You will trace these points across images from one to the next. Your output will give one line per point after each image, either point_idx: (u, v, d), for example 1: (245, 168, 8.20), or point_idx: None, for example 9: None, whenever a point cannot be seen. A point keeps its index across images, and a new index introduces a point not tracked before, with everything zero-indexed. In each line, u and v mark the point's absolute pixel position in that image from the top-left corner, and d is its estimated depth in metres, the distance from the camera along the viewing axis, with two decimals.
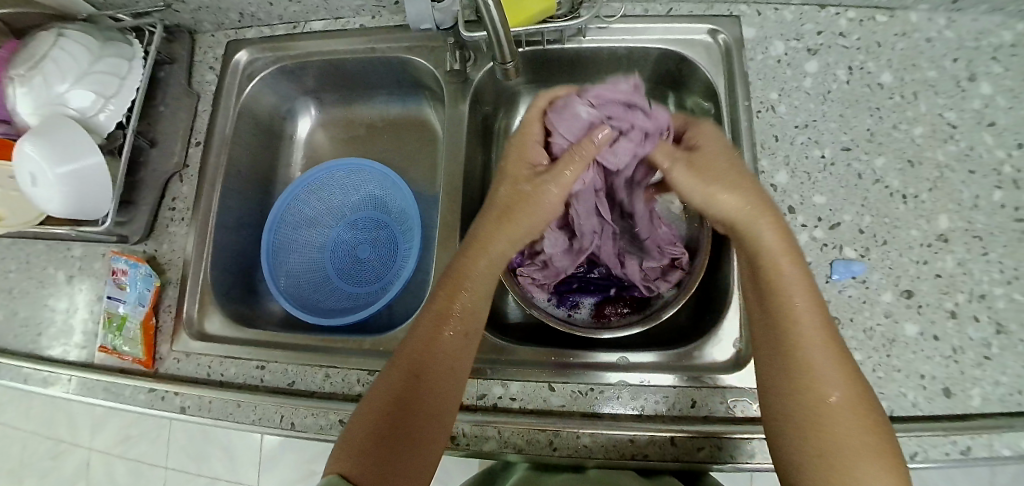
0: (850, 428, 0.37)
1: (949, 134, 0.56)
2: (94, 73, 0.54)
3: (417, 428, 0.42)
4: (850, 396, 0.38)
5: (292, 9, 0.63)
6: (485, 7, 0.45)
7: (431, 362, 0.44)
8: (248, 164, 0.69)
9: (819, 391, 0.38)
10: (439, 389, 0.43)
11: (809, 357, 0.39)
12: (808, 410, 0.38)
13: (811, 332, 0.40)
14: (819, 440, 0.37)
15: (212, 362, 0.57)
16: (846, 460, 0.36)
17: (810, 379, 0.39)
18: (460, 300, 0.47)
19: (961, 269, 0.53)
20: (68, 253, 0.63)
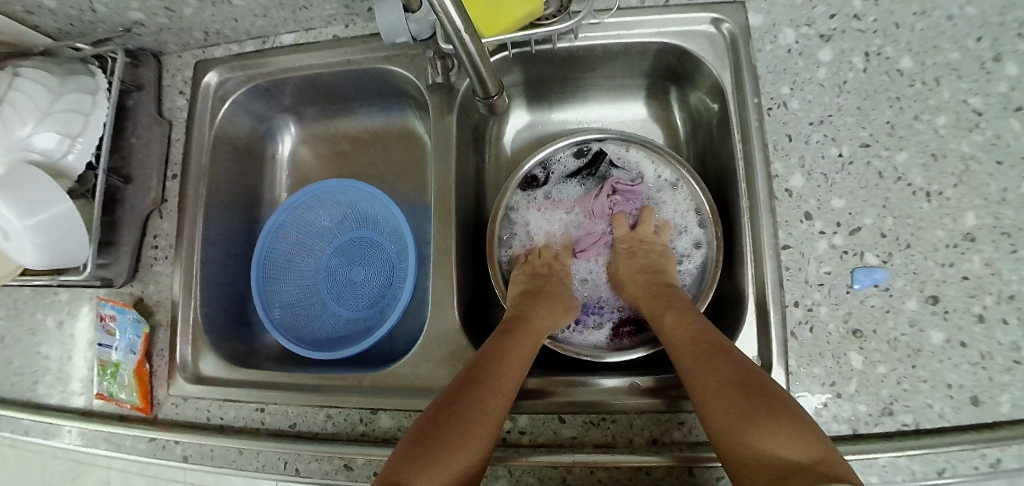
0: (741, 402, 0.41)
1: (976, 123, 0.52)
2: (56, 112, 0.50)
3: (466, 432, 0.41)
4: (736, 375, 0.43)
5: (259, 24, 0.59)
6: (460, 43, 0.39)
7: (486, 374, 0.45)
8: (230, 193, 0.65)
9: (709, 378, 0.44)
10: (489, 401, 0.44)
11: (693, 355, 0.46)
12: (708, 396, 0.43)
13: (692, 338, 0.48)
14: (721, 417, 0.41)
15: (210, 407, 0.55)
16: (741, 430, 0.40)
17: (698, 372, 0.45)
18: (520, 333, 0.51)
19: (989, 270, 0.50)
20: (54, 298, 0.61)
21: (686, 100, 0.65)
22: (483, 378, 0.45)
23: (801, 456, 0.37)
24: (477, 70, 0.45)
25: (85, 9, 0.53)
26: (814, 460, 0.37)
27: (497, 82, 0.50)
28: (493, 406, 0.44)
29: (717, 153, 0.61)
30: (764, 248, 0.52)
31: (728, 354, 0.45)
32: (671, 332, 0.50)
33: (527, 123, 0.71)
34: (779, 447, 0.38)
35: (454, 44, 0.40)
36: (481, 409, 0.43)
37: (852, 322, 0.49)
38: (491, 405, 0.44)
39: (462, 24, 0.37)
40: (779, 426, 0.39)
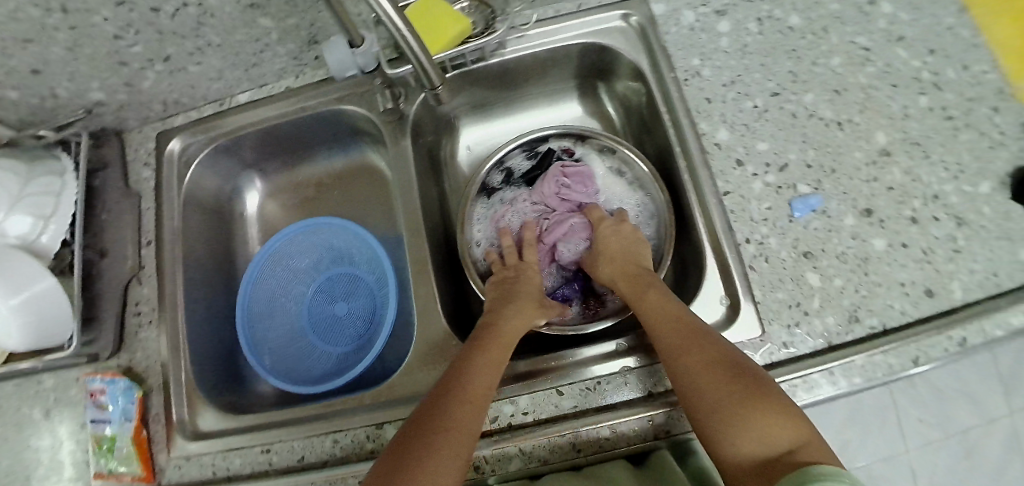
0: (730, 393, 0.41)
1: (865, 57, 0.60)
2: (28, 196, 0.53)
3: (444, 448, 0.41)
4: (724, 367, 0.43)
5: (215, 87, 0.63)
6: (402, 40, 0.45)
7: (460, 389, 0.45)
8: (205, 251, 0.67)
9: (697, 372, 0.44)
10: (468, 416, 0.44)
11: (680, 346, 0.46)
12: (696, 388, 0.43)
13: (675, 326, 0.48)
14: (711, 411, 0.41)
15: (214, 459, 0.54)
16: (732, 423, 0.40)
17: (685, 364, 0.45)
18: (493, 340, 0.51)
19: (910, 177, 0.55)
20: (38, 386, 0.60)
21: (615, 91, 0.71)
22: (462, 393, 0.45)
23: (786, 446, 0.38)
24: (422, 63, 0.51)
25: (46, 97, 0.56)
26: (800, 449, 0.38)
27: (442, 75, 0.56)
28: (469, 421, 0.44)
29: (652, 128, 0.66)
30: (708, 197, 0.56)
31: (715, 345, 0.45)
32: (653, 324, 0.50)
33: (476, 138, 0.75)
34: (769, 435, 0.39)
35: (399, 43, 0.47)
36: (455, 423, 0.43)
37: (804, 246, 0.53)
38: (467, 418, 0.44)
39: (402, 22, 0.43)
40: (768, 416, 0.39)
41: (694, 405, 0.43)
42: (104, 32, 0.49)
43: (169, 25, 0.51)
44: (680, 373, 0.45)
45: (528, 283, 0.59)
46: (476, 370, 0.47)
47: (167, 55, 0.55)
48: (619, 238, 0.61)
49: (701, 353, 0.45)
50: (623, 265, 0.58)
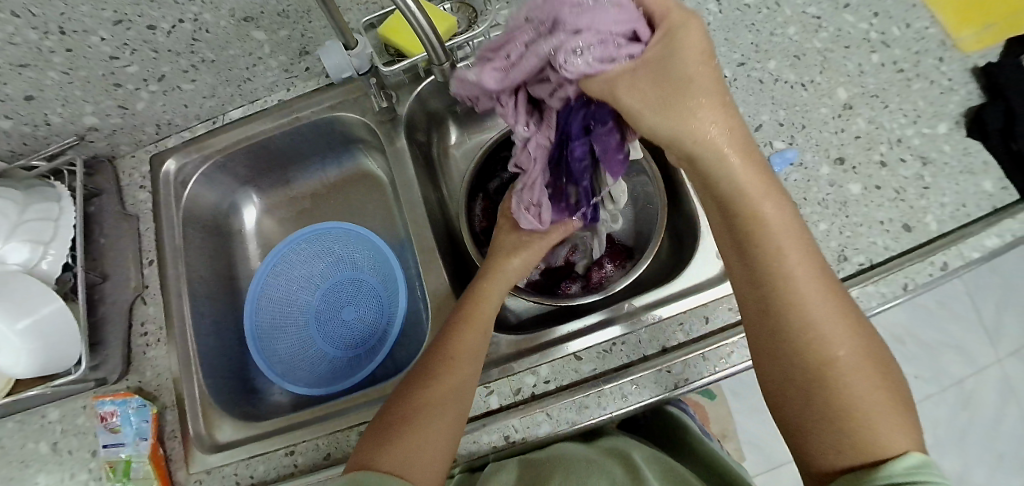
0: (863, 391, 0.35)
1: (818, 25, 0.65)
2: (26, 222, 0.52)
3: (425, 424, 0.43)
4: (859, 353, 0.36)
5: (208, 105, 0.64)
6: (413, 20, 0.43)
7: (441, 369, 0.46)
8: (207, 269, 0.67)
9: (826, 354, 0.35)
10: (453, 394, 0.45)
11: (815, 314, 0.36)
12: (815, 373, 0.35)
13: (811, 285, 0.37)
14: (823, 403, 0.35)
15: (238, 469, 0.53)
16: (853, 421, 0.34)
17: (811, 344, 0.36)
18: (473, 307, 0.51)
19: (873, 125, 0.60)
20: (42, 420, 0.59)
21: None
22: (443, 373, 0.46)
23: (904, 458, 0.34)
24: (429, 38, 0.47)
25: (39, 124, 0.56)
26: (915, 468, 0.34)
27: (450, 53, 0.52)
28: (450, 398, 0.45)
29: None
30: None
31: (853, 322, 0.37)
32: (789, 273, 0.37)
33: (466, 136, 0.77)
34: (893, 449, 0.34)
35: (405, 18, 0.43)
36: (437, 402, 0.44)
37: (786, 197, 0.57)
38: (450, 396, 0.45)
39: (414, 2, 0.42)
40: (897, 424, 0.34)
41: (811, 389, 0.36)
42: (100, 52, 0.50)
43: (165, 42, 0.52)
44: (800, 345, 0.36)
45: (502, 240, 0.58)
46: (456, 347, 0.48)
47: (161, 73, 0.56)
48: (699, 57, 0.33)
49: (839, 331, 0.36)
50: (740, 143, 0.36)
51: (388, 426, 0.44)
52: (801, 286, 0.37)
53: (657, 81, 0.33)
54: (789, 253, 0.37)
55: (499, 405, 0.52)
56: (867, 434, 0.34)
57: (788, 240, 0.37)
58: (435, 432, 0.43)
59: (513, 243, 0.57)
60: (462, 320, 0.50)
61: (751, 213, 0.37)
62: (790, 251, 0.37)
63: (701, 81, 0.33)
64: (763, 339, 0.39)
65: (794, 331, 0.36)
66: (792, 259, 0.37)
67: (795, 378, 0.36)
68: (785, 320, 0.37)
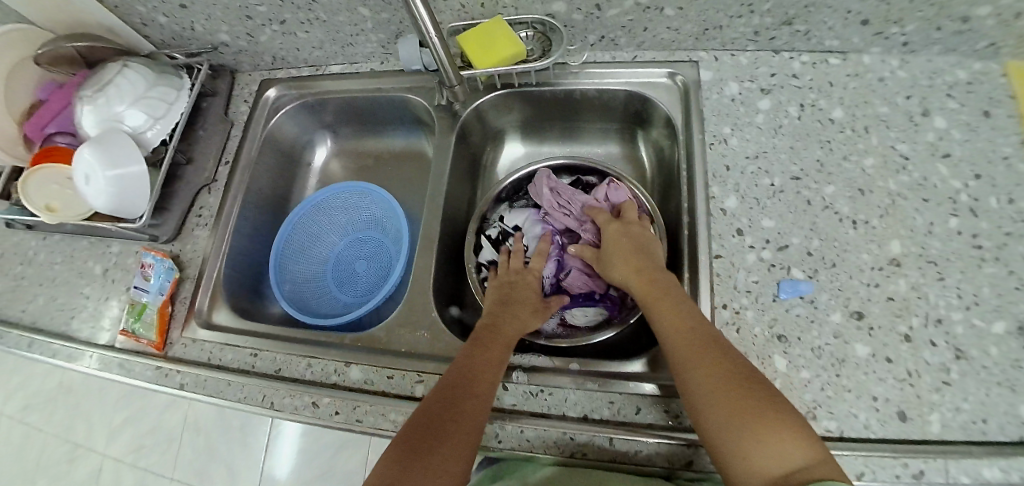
0: (751, 407, 0.43)
1: (902, 165, 0.59)
2: (148, 99, 0.66)
3: (463, 434, 0.46)
4: (743, 378, 0.45)
5: (315, 54, 0.75)
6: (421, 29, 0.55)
7: (471, 378, 0.50)
8: (267, 183, 0.79)
9: (713, 383, 0.45)
10: (481, 401, 0.49)
11: (696, 356, 0.47)
12: (713, 406, 0.44)
13: (689, 335, 0.49)
14: (725, 424, 0.43)
15: (213, 348, 0.63)
16: (750, 435, 0.41)
17: (701, 380, 0.45)
18: (485, 337, 0.56)
19: (915, 293, 0.53)
20: (107, 249, 0.74)
21: (651, 139, 0.74)
22: (472, 382, 0.50)
23: (807, 458, 0.39)
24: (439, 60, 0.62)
25: (188, 29, 0.71)
26: (818, 464, 0.39)
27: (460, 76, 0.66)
28: (481, 403, 0.48)
29: (674, 182, 0.68)
30: (699, 254, 0.58)
31: (732, 354, 0.47)
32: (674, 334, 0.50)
33: (519, 153, 0.81)
34: (789, 452, 0.40)
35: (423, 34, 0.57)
36: (471, 411, 0.47)
37: (778, 328, 0.53)
38: (481, 405, 0.48)
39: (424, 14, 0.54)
40: (786, 430, 0.41)
41: (717, 418, 0.43)
42: None
43: None
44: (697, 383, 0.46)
45: (523, 290, 0.64)
46: (485, 362, 0.52)
47: (283, 19, 0.67)
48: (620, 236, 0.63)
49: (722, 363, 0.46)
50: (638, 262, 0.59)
51: (422, 438, 0.45)
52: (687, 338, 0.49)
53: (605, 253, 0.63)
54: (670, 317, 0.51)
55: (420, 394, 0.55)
56: (769, 441, 0.40)
57: (668, 308, 0.52)
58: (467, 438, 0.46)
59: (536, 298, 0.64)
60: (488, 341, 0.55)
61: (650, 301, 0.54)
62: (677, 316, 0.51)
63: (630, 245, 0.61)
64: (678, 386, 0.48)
65: (688, 373, 0.47)
66: (678, 321, 0.51)
67: (702, 413, 0.44)
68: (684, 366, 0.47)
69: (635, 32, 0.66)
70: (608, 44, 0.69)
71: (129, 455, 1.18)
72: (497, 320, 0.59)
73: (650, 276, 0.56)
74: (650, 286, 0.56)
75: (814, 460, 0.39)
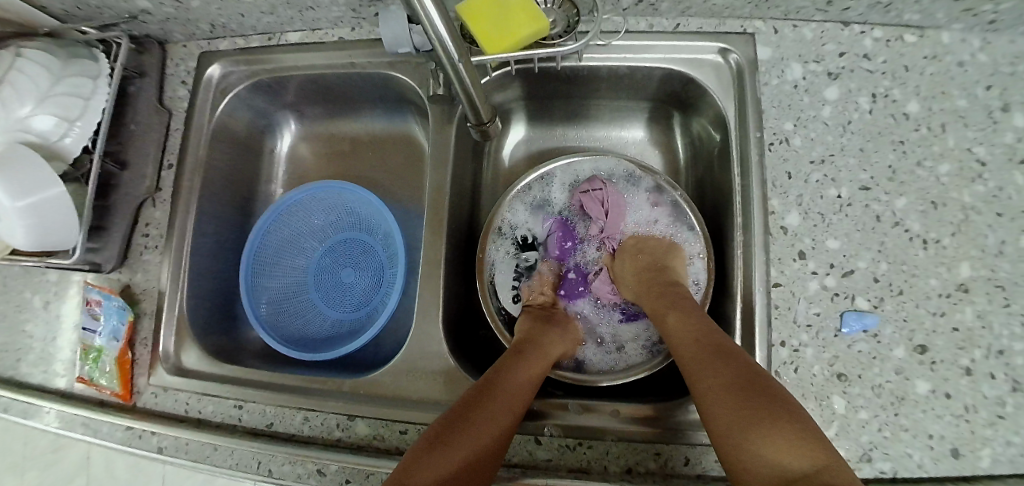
0: (749, 409, 0.38)
1: (977, 173, 0.52)
2: (55, 96, 0.51)
3: (478, 438, 0.40)
4: (747, 380, 0.40)
5: (265, 20, 0.58)
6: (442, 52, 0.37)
7: (496, 385, 0.45)
8: (225, 185, 0.64)
9: (723, 381, 0.41)
10: (503, 410, 0.43)
11: (698, 364, 0.44)
12: (714, 411, 0.40)
13: (697, 344, 0.46)
14: (729, 423, 0.39)
15: (190, 399, 0.55)
16: (744, 437, 0.37)
17: (705, 382, 0.42)
18: (531, 352, 0.50)
19: (980, 322, 0.49)
20: (44, 277, 0.63)
21: (689, 127, 0.63)
22: (493, 388, 0.44)
23: (806, 464, 0.34)
24: (471, 98, 0.45)
25: None
26: (821, 469, 0.34)
27: (490, 108, 0.49)
28: (505, 416, 0.43)
29: (717, 183, 0.59)
30: (755, 282, 0.51)
31: (736, 357, 0.42)
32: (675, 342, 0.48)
33: (527, 138, 0.69)
34: (785, 456, 0.35)
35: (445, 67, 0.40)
36: (489, 419, 0.42)
37: (839, 366, 0.49)
38: (504, 415, 0.43)
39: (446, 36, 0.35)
40: (784, 433, 0.36)
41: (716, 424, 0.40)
42: None
43: None
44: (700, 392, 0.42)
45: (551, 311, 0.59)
46: (510, 369, 0.47)
47: None
48: (634, 257, 0.59)
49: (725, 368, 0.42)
50: (651, 277, 0.56)
51: (431, 439, 0.40)
52: (686, 343, 0.46)
53: (624, 265, 0.60)
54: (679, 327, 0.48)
55: None
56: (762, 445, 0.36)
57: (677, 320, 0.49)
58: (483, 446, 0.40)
59: (564, 320, 0.58)
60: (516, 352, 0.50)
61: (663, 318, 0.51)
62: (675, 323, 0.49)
63: (643, 256, 0.58)
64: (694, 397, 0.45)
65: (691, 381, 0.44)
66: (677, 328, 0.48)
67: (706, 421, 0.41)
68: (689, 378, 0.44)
69: None
70: (644, 10, 0.55)
71: None
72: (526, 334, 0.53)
73: (661, 292, 0.53)
74: (658, 302, 0.53)
75: (817, 463, 0.34)
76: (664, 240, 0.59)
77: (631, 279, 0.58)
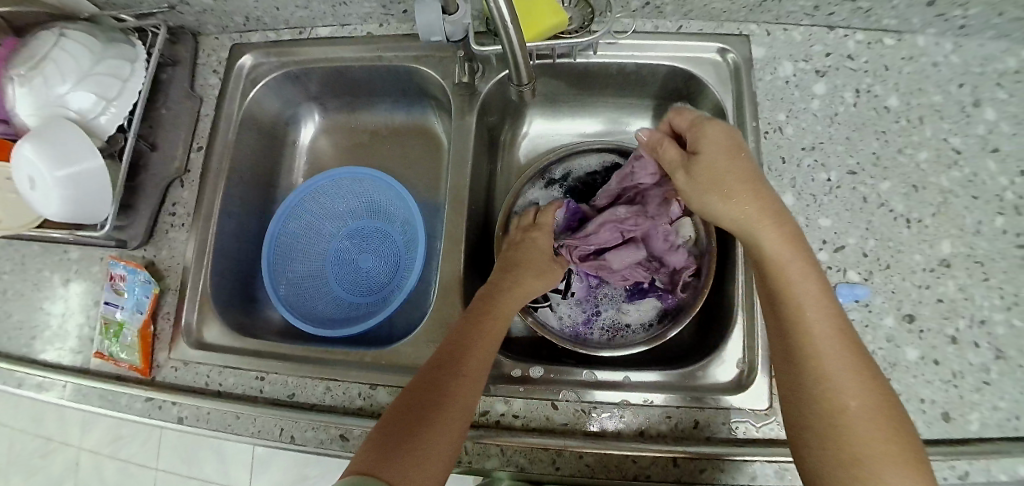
0: (878, 438, 0.34)
1: (953, 160, 0.57)
2: (95, 76, 0.54)
3: (448, 420, 0.41)
4: (880, 403, 0.36)
5: (298, 14, 0.62)
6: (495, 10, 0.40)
7: (459, 360, 0.45)
8: (249, 169, 0.66)
9: (843, 399, 0.36)
10: (468, 385, 0.44)
11: (826, 356, 0.38)
12: (818, 408, 0.37)
13: (836, 342, 0.38)
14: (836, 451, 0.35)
15: (210, 372, 0.56)
16: (864, 469, 0.34)
17: (818, 385, 0.37)
18: (484, 313, 0.49)
19: (962, 294, 0.53)
20: (64, 256, 0.64)
21: None
22: (459, 363, 0.45)
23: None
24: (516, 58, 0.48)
25: None
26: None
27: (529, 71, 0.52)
28: (471, 390, 0.44)
29: None
30: None
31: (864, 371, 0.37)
32: (801, 326, 0.39)
33: (539, 131, 0.71)
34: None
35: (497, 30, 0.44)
36: (455, 397, 0.42)
37: None
38: (471, 390, 0.44)
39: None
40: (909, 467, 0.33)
41: (830, 434, 0.36)
42: None
43: None
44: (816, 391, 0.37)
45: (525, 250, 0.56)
46: (474, 338, 0.47)
47: None
48: (728, 150, 0.44)
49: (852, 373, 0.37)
50: (764, 202, 0.43)
51: (397, 425, 0.40)
52: (814, 331, 0.39)
53: (708, 178, 0.44)
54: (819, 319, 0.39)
55: None
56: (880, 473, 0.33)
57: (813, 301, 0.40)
58: (449, 428, 0.41)
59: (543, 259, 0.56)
60: (478, 315, 0.49)
61: (801, 305, 0.40)
62: (802, 295, 0.40)
63: (738, 176, 0.44)
64: (783, 374, 0.40)
65: (808, 370, 0.38)
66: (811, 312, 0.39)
67: (818, 418, 0.37)
68: (802, 370, 0.38)
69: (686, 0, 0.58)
70: (651, 12, 0.60)
71: (107, 447, 1.07)
72: (490, 290, 0.52)
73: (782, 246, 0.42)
74: (766, 217, 0.42)
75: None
76: (728, 130, 0.45)
77: (738, 191, 0.43)
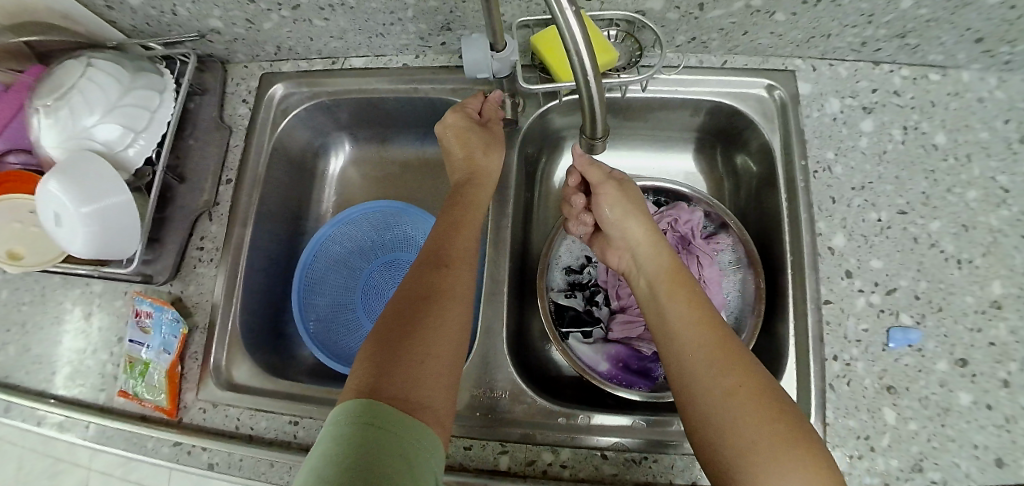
0: (762, 421, 0.36)
1: (1002, 198, 0.55)
2: (123, 107, 0.52)
3: (440, 341, 0.40)
4: (754, 391, 0.37)
5: (332, 44, 0.60)
6: (583, 83, 0.35)
7: (433, 289, 0.44)
8: (279, 202, 0.65)
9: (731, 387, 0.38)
10: (453, 309, 0.43)
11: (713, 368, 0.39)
12: (717, 381, 0.38)
13: (712, 339, 0.41)
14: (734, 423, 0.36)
15: (241, 414, 0.54)
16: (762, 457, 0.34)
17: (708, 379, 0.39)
18: (448, 243, 0.48)
19: (1015, 337, 0.51)
20: (86, 289, 0.62)
21: (731, 159, 0.67)
22: (438, 294, 0.43)
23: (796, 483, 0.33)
24: (592, 112, 0.40)
25: (166, 12, 0.55)
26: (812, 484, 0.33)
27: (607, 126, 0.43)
28: (454, 313, 0.43)
29: (762, 207, 0.62)
30: (807, 302, 0.53)
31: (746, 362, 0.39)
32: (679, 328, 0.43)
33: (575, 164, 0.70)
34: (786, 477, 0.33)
35: (576, 87, 0.37)
36: (438, 317, 0.42)
37: (888, 379, 0.51)
38: (448, 314, 0.42)
39: (589, 66, 0.33)
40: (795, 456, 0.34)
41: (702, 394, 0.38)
42: None
43: None
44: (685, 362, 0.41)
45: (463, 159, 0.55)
46: (444, 267, 0.46)
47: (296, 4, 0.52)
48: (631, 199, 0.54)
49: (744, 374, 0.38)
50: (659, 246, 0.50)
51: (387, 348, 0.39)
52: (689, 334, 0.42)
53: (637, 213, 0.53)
54: (693, 337, 0.42)
55: (507, 468, 0.49)
56: (757, 436, 0.35)
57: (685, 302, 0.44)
58: (440, 360, 0.40)
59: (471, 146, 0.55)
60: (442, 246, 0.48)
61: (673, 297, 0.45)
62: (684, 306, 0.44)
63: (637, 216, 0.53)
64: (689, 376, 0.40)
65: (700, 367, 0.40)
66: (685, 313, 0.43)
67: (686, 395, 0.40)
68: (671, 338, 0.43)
69: (731, 36, 0.56)
70: (695, 48, 0.58)
71: None
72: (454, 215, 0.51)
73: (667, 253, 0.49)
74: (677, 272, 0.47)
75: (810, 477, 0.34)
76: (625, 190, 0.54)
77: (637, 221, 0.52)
